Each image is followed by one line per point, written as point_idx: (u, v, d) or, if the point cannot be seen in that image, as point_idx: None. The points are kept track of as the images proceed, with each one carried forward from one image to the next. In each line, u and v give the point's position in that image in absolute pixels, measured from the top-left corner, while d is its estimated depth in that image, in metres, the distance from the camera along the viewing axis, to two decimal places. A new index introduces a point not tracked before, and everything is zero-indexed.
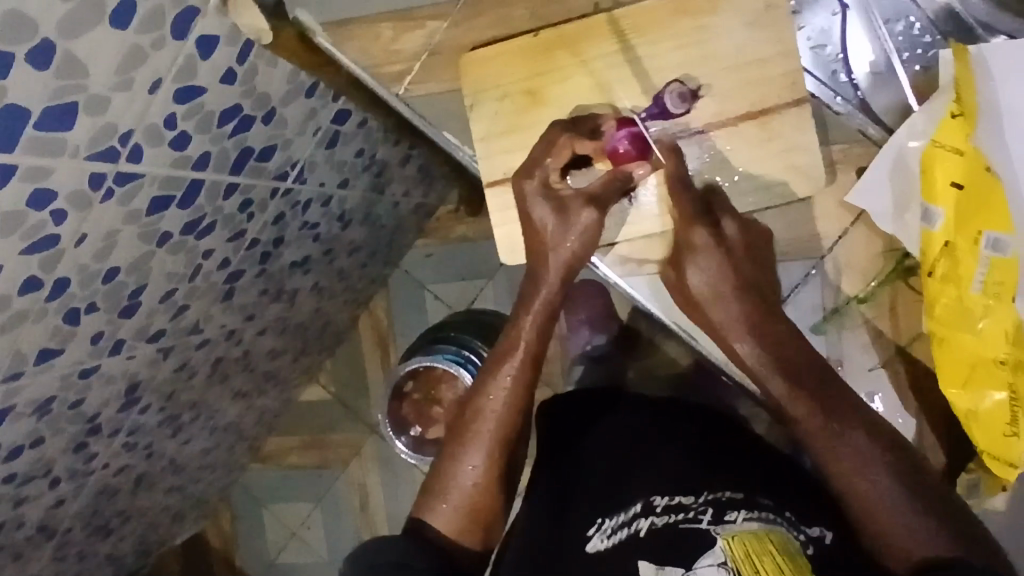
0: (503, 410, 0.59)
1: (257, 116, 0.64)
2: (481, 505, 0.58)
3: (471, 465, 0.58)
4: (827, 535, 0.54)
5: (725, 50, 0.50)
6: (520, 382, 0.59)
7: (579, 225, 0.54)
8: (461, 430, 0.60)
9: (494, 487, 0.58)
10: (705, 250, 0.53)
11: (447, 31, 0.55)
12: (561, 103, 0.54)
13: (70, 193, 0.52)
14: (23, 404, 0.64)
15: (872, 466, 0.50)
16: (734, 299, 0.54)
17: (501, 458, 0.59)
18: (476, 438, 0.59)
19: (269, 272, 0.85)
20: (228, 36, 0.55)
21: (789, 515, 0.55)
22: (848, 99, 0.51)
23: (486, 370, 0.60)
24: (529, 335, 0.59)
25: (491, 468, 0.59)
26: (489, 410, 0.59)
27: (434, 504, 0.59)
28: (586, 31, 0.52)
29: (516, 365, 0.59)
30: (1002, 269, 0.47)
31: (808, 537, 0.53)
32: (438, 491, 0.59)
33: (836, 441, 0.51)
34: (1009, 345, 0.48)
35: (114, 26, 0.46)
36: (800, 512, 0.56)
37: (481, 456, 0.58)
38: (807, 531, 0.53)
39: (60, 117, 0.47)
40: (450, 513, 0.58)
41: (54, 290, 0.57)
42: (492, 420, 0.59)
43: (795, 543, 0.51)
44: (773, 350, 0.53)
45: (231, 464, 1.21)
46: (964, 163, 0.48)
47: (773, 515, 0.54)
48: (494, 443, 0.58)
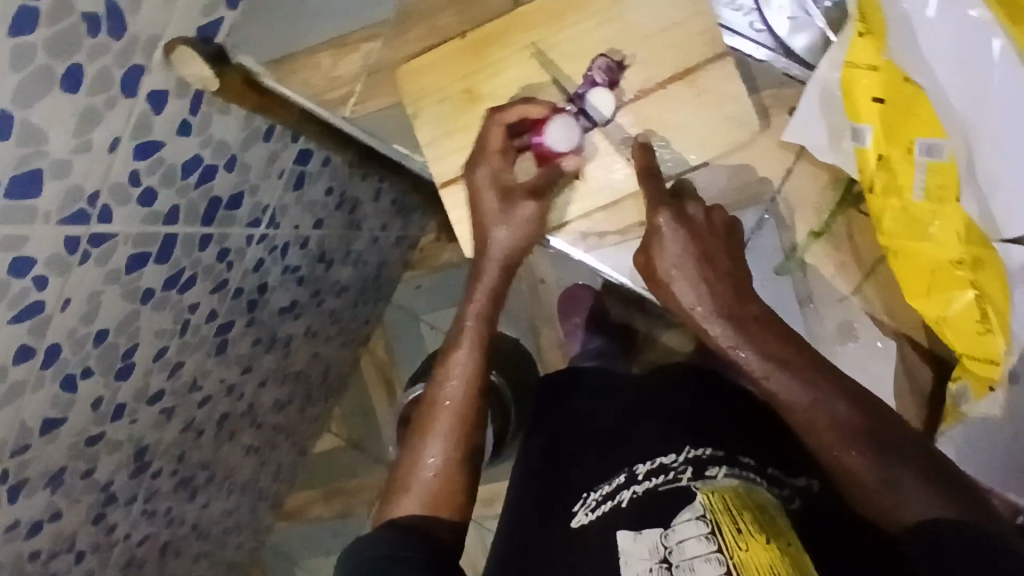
0: (461, 403, 0.55)
1: (220, 164, 0.66)
2: (450, 495, 0.53)
3: (432, 458, 0.53)
4: (813, 483, 0.57)
5: (635, 20, 0.54)
6: (477, 374, 0.56)
7: (527, 216, 0.56)
8: (421, 426, 0.55)
9: (458, 476, 0.53)
10: (669, 234, 0.52)
11: (381, 50, 0.60)
12: (496, 96, 0.57)
13: (47, 258, 0.54)
14: (34, 477, 0.66)
15: (842, 430, 0.47)
16: (682, 243, 0.51)
17: (466, 448, 0.54)
18: (437, 433, 0.54)
19: (259, 320, 0.87)
20: (177, 89, 0.58)
21: (771, 472, 0.57)
22: (770, 47, 0.55)
23: (438, 366, 0.57)
24: (474, 321, 0.57)
25: (457, 461, 0.54)
26: (448, 401, 0.55)
27: (396, 506, 0.53)
28: (510, 24, 0.56)
29: (466, 352, 0.56)
30: (940, 172, 0.48)
31: (793, 491, 0.56)
32: (400, 487, 0.54)
33: (804, 404, 0.48)
34: (963, 245, 0.49)
35: (65, 91, 0.49)
36: (784, 468, 0.59)
37: (441, 448, 0.54)
38: (793, 482, 0.57)
39: (26, 184, 0.50)
40: (418, 506, 0.52)
41: (46, 358, 0.59)
42: (452, 413, 0.55)
43: (774, 499, 0.53)
44: (749, 329, 0.49)
45: (257, 524, 1.21)
46: (881, 77, 0.49)
47: (752, 473, 0.56)
48: (458, 437, 0.54)
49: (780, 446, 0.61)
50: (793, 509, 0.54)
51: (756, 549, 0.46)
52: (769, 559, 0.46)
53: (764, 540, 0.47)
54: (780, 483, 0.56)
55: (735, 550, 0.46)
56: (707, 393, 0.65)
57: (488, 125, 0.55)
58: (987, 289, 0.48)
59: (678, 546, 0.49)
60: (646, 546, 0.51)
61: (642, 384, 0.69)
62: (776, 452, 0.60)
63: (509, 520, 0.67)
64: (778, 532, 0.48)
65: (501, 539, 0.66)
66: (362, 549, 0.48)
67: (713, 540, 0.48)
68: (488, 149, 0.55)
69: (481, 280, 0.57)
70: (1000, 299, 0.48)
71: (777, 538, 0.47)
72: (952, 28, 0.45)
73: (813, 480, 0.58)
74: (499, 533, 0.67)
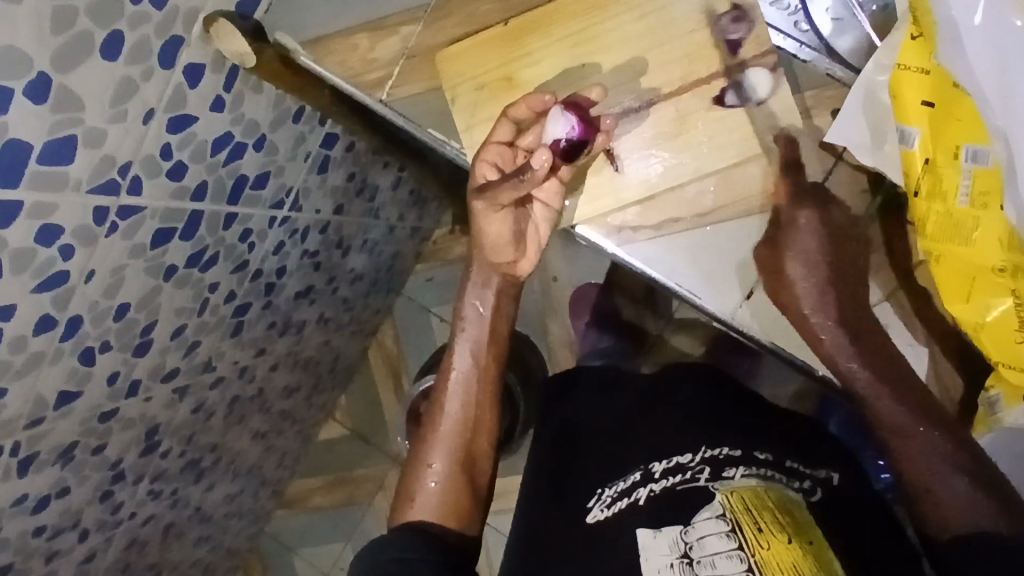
0: (459, 412, 0.63)
1: (248, 142, 0.66)
2: (453, 503, 0.60)
3: (433, 466, 0.61)
4: (834, 475, 0.57)
5: (679, 12, 0.53)
6: (471, 387, 0.63)
7: (492, 214, 0.59)
8: (423, 438, 0.64)
9: (461, 474, 0.61)
10: (807, 233, 0.55)
11: (420, 34, 0.59)
12: (534, 85, 0.57)
13: (76, 228, 0.53)
14: (47, 451, 0.65)
15: (927, 450, 0.52)
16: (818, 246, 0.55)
17: (465, 448, 0.62)
18: (439, 440, 0.62)
19: (275, 304, 0.86)
20: (213, 63, 0.57)
21: (788, 465, 0.57)
22: (813, 47, 0.54)
23: (440, 384, 0.64)
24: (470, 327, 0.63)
25: (455, 471, 0.61)
26: (447, 415, 0.63)
27: (408, 510, 0.60)
28: (551, 13, 0.55)
29: (461, 362, 0.63)
30: (985, 178, 0.49)
31: (812, 484, 0.55)
32: (407, 496, 0.61)
33: (902, 424, 0.53)
34: (1005, 252, 0.49)
35: (104, 59, 0.48)
36: (803, 461, 0.58)
37: (443, 456, 0.61)
38: (812, 474, 0.56)
39: (60, 152, 0.49)
40: (424, 509, 0.59)
41: (67, 330, 0.58)
42: (449, 425, 0.62)
43: (796, 496, 0.52)
44: (861, 340, 0.55)
45: (257, 511, 1.21)
46: (931, 80, 0.49)
47: (771, 471, 0.55)
48: (453, 445, 0.62)
49: (803, 449, 0.61)
50: (815, 504, 0.52)
51: (779, 549, 0.45)
52: (792, 560, 0.45)
53: (785, 541, 0.46)
54: (801, 475, 0.56)
55: (756, 549, 0.46)
56: (728, 401, 0.66)
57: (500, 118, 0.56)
58: None
59: (698, 542, 0.49)
60: (665, 541, 0.50)
61: (663, 383, 0.70)
62: (794, 447, 0.60)
63: (523, 522, 0.67)
64: (799, 531, 0.47)
65: (517, 541, 0.65)
66: (371, 551, 0.52)
67: (734, 536, 0.47)
68: (493, 141, 0.57)
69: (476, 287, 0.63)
70: None
71: (800, 537, 0.47)
72: (997, 37, 0.45)
73: (834, 474, 0.58)
74: (514, 533, 0.67)
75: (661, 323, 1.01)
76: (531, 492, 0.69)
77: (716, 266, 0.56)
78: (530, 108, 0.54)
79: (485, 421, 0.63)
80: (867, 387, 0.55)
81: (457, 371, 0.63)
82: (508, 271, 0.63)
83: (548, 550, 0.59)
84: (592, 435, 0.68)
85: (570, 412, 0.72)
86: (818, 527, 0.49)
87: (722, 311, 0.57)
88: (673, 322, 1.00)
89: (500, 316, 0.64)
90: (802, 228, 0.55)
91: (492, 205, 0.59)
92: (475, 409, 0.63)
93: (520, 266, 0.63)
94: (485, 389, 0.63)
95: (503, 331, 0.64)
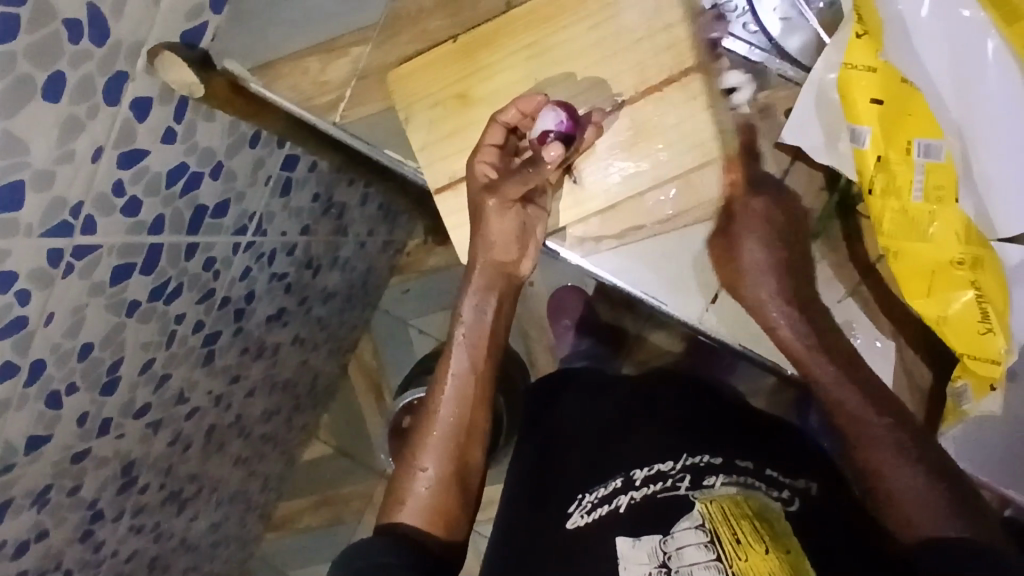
0: (456, 412, 0.59)
1: (205, 171, 0.65)
2: (444, 509, 0.56)
3: (425, 470, 0.57)
4: (813, 486, 0.55)
5: (629, 20, 0.53)
6: (467, 392, 0.59)
7: (501, 215, 0.56)
8: (415, 442, 0.60)
9: (451, 480, 0.57)
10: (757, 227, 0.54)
11: (371, 54, 0.59)
12: (490, 100, 0.56)
13: (30, 272, 0.52)
14: (21, 497, 0.64)
15: (886, 444, 0.53)
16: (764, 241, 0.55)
17: (457, 451, 0.58)
18: (430, 444, 0.58)
19: (246, 329, 0.85)
20: (161, 96, 0.56)
21: (769, 474, 0.56)
22: (763, 48, 0.55)
23: (435, 384, 0.60)
24: (467, 325, 0.60)
25: (446, 475, 0.57)
26: (441, 419, 0.59)
27: (396, 513, 0.56)
28: (502, 27, 0.55)
29: (457, 363, 0.60)
30: (939, 173, 0.50)
31: (792, 491, 0.54)
32: (397, 499, 0.57)
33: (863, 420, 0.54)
34: (963, 245, 0.50)
35: (47, 101, 0.47)
36: (784, 469, 0.57)
37: (433, 459, 0.58)
38: (792, 483, 0.55)
39: (8, 197, 0.48)
40: (415, 513, 0.56)
41: (30, 375, 0.57)
42: (443, 429, 0.58)
43: (775, 504, 0.51)
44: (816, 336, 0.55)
45: (246, 535, 1.20)
46: (879, 78, 0.49)
47: (751, 479, 0.55)
48: (448, 451, 0.58)
49: (778, 449, 0.60)
50: (794, 512, 0.51)
51: (757, 560, 0.44)
52: (769, 569, 0.44)
53: (763, 551, 0.45)
54: (778, 483, 0.55)
55: (734, 560, 0.45)
56: (708, 408, 0.66)
57: (489, 124, 0.55)
58: (987, 289, 0.49)
59: (677, 552, 0.48)
60: (644, 550, 0.50)
61: (638, 388, 0.69)
62: (773, 454, 0.59)
63: (502, 531, 0.65)
64: (777, 541, 0.46)
65: (492, 556, 0.64)
66: (348, 558, 0.50)
67: (711, 548, 0.46)
68: (486, 145, 0.56)
69: (471, 283, 0.60)
70: (999, 297, 0.49)
71: (776, 545, 0.46)
72: (951, 29, 0.47)
73: (813, 483, 0.56)
74: (492, 545, 0.65)
75: (639, 322, 1.02)
76: (509, 504, 0.67)
77: (681, 271, 0.55)
78: (521, 109, 0.54)
79: (482, 427, 0.59)
80: (827, 377, 0.55)
81: (454, 374, 0.59)
82: (511, 271, 0.59)
83: (528, 560, 0.58)
84: (569, 443, 0.67)
85: (546, 419, 0.72)
86: (795, 535, 0.49)
87: (690, 317, 0.56)
88: (651, 320, 1.01)
89: (501, 319, 0.61)
90: (757, 217, 0.54)
91: (504, 203, 0.56)
92: (472, 415, 0.59)
93: (521, 267, 0.59)
94: (481, 397, 0.59)
95: (501, 335, 0.61)
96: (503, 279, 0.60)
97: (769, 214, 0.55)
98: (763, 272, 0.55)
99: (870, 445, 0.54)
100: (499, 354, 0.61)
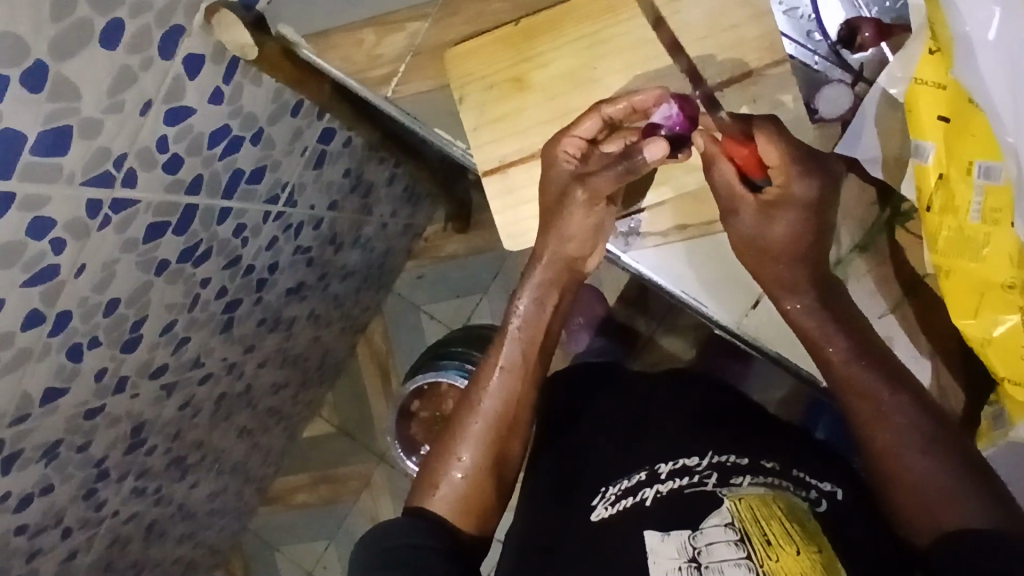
0: (500, 404, 0.59)
1: (246, 136, 0.64)
2: (477, 501, 0.57)
3: (461, 459, 0.58)
4: (839, 491, 0.56)
5: (695, 20, 0.53)
6: (512, 387, 0.60)
7: (586, 211, 0.56)
8: (453, 424, 0.60)
9: (488, 473, 0.58)
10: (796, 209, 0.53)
11: (428, 30, 0.58)
12: (546, 87, 0.56)
13: (68, 220, 0.52)
14: (32, 449, 0.63)
15: (905, 426, 0.52)
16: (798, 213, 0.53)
17: (497, 443, 0.59)
18: (469, 432, 0.59)
19: (266, 300, 0.85)
20: (213, 54, 0.56)
21: (796, 474, 0.57)
22: (825, 57, 0.54)
23: (479, 374, 0.61)
24: (523, 318, 0.60)
25: (483, 465, 0.58)
26: (483, 410, 0.59)
27: (426, 495, 0.57)
28: (564, 15, 0.55)
29: (510, 357, 0.60)
30: (996, 196, 0.49)
31: (820, 493, 0.55)
32: (429, 479, 0.58)
33: (874, 392, 0.53)
34: (1015, 269, 0.49)
35: (103, 48, 0.47)
36: (809, 471, 0.58)
37: (472, 449, 0.58)
38: (819, 486, 0.56)
39: (56, 141, 0.47)
40: (446, 501, 0.57)
41: (56, 326, 0.57)
42: (485, 421, 0.59)
43: (803, 505, 0.52)
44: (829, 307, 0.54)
45: (241, 508, 1.19)
46: (947, 95, 0.49)
47: (777, 480, 0.55)
48: (487, 441, 0.58)
49: (800, 451, 0.61)
50: (822, 513, 0.53)
51: (788, 561, 0.45)
52: (801, 569, 0.45)
53: (795, 552, 0.46)
54: (806, 486, 0.56)
55: (765, 559, 0.46)
56: (732, 409, 0.67)
57: (590, 112, 0.54)
58: None
59: (706, 548, 0.48)
60: (673, 545, 0.50)
61: (663, 383, 0.70)
62: (801, 457, 0.60)
63: (524, 520, 0.66)
64: (807, 539, 0.47)
65: (512, 538, 0.65)
66: (382, 535, 0.51)
67: (742, 547, 0.47)
68: (574, 133, 0.54)
69: (534, 273, 0.60)
70: None
71: (807, 545, 0.47)
72: (1013, 52, 0.45)
73: (838, 488, 0.57)
74: (514, 531, 0.66)
75: (652, 325, 1.02)
76: (533, 494, 0.68)
77: (722, 274, 0.56)
78: (633, 105, 0.52)
79: (523, 421, 0.60)
80: (834, 347, 0.54)
81: (502, 366, 0.60)
82: (577, 265, 0.60)
83: (551, 545, 0.59)
84: (590, 437, 0.67)
85: (564, 404, 0.72)
86: (824, 534, 0.50)
87: (728, 322, 0.56)
88: (664, 324, 1.02)
89: (556, 316, 0.62)
90: (793, 203, 0.53)
91: (591, 199, 0.56)
92: (515, 410, 0.59)
93: (587, 262, 0.60)
94: (524, 394, 0.60)
95: (553, 332, 0.62)
96: (565, 273, 0.60)
97: (805, 200, 0.53)
98: (784, 263, 0.53)
99: (884, 424, 0.53)
100: (550, 349, 0.62)
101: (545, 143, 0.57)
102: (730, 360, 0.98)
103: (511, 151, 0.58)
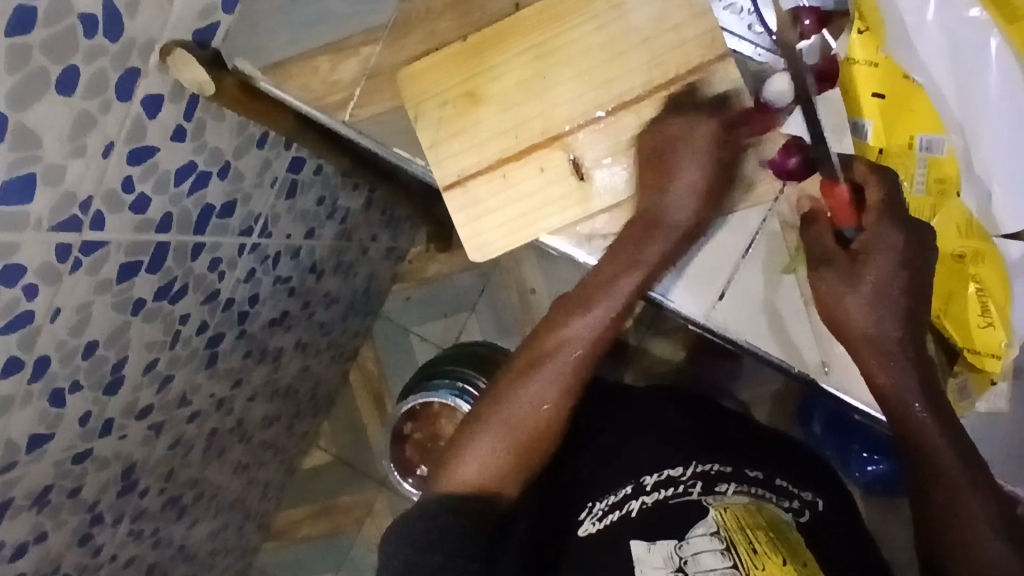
0: (552, 408, 0.58)
1: (213, 171, 0.65)
2: (494, 486, 0.57)
3: (493, 441, 0.57)
4: (818, 501, 0.60)
5: (637, 23, 0.55)
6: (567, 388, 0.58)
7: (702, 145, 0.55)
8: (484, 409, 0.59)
9: (516, 469, 0.57)
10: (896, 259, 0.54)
11: (381, 53, 0.60)
12: (499, 100, 0.57)
13: (39, 267, 0.52)
14: (21, 497, 0.63)
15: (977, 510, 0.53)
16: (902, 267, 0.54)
17: (528, 445, 0.57)
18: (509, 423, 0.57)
19: (250, 332, 0.85)
20: (171, 93, 0.57)
21: (778, 483, 0.60)
22: (767, 49, 0.56)
23: (522, 371, 0.58)
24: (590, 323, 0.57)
25: (512, 458, 0.57)
26: (531, 403, 0.57)
27: (448, 471, 0.57)
28: (510, 28, 0.57)
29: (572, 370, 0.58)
30: (940, 167, 0.54)
31: (801, 504, 0.59)
32: (454, 455, 0.57)
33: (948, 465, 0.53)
34: (964, 239, 0.54)
35: (60, 94, 0.48)
36: (791, 479, 0.61)
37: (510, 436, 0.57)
38: (800, 496, 0.59)
39: (21, 190, 0.48)
40: (466, 483, 0.56)
41: (35, 371, 0.57)
42: (531, 414, 0.57)
43: (785, 518, 0.55)
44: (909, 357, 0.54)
45: (243, 546, 1.18)
46: (880, 72, 0.54)
47: (760, 489, 0.58)
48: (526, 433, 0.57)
49: (776, 452, 0.65)
50: (803, 523, 0.56)
51: (774, 569, 0.46)
52: None
53: (780, 562, 0.47)
54: (790, 497, 0.59)
55: (751, 567, 0.46)
56: (713, 415, 0.69)
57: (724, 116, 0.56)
58: (987, 282, 0.54)
59: (693, 558, 0.48)
60: (659, 555, 0.50)
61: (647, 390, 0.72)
62: (783, 465, 0.63)
63: None
64: (793, 555, 0.48)
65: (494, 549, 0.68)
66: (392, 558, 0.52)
67: (728, 556, 0.47)
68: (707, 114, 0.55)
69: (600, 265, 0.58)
70: (1000, 292, 0.53)
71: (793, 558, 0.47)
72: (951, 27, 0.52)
73: (817, 498, 0.61)
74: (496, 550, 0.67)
75: (640, 331, 1.02)
76: None
77: (689, 267, 0.57)
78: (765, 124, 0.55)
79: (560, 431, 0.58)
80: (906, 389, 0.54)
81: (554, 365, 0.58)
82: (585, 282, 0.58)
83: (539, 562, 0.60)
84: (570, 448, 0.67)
85: None
86: (807, 548, 0.52)
87: (695, 314, 0.57)
88: (651, 327, 1.01)
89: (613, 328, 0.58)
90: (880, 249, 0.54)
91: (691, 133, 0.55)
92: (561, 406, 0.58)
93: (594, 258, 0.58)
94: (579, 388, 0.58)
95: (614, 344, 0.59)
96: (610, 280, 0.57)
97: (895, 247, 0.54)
98: (878, 317, 0.54)
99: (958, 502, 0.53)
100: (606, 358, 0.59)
101: (502, 152, 0.58)
102: (723, 358, 0.98)
103: (470, 163, 0.58)
